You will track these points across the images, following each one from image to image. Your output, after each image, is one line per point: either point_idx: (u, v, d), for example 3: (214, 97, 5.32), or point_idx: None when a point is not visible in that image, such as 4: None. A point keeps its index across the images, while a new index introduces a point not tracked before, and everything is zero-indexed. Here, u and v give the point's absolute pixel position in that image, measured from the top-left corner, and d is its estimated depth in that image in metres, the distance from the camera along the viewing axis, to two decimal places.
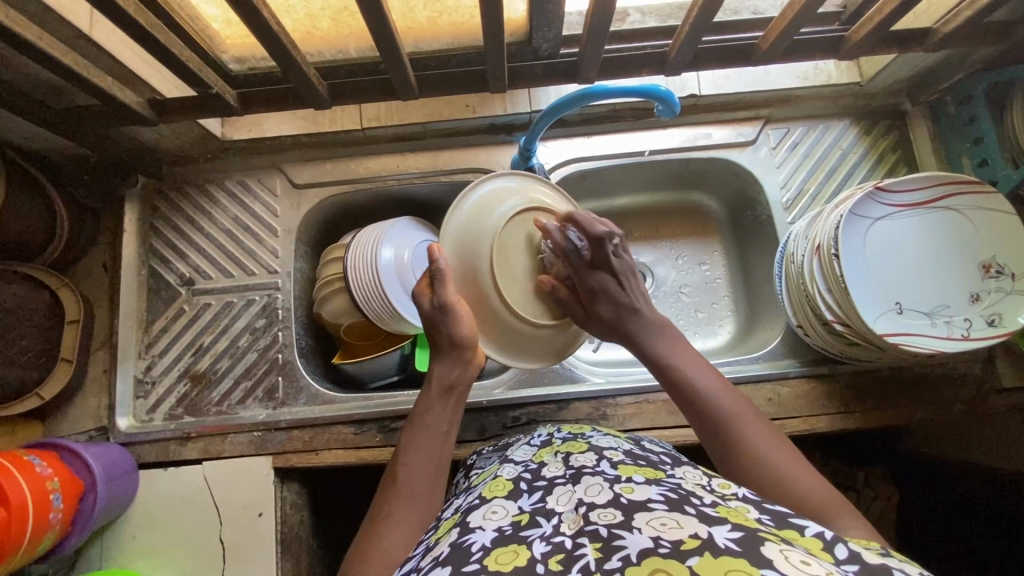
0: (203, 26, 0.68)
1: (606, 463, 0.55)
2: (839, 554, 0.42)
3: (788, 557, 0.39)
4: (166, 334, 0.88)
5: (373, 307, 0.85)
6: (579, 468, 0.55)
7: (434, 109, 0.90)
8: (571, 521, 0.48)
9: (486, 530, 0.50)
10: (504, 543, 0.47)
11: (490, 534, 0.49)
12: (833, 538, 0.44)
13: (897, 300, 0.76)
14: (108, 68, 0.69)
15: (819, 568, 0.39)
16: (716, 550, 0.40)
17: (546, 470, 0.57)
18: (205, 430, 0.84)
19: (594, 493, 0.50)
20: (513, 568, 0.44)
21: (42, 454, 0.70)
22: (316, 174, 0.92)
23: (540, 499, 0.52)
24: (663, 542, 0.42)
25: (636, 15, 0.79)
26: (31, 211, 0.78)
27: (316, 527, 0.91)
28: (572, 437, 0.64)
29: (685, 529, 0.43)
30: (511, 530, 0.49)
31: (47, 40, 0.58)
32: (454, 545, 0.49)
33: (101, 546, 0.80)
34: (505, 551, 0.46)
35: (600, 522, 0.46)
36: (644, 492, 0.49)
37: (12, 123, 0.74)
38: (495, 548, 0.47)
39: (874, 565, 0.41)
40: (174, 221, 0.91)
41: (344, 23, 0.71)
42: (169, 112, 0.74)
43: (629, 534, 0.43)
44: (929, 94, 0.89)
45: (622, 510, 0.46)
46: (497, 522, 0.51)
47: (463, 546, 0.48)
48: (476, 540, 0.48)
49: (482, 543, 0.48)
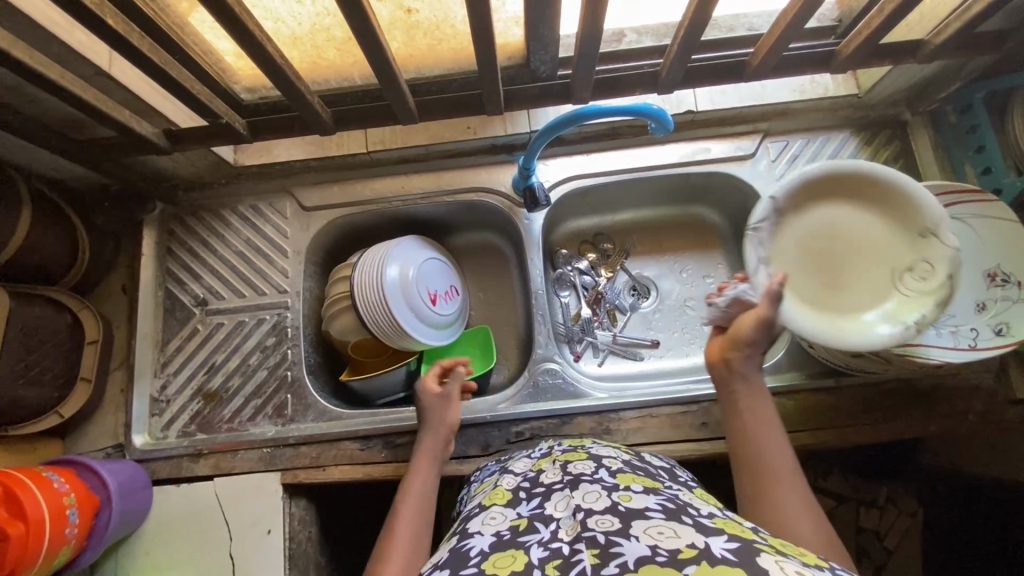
0: (216, 59, 0.72)
1: (604, 471, 0.56)
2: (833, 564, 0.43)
3: (784, 568, 0.39)
4: (180, 354, 0.91)
5: (379, 325, 0.87)
6: (576, 475, 0.56)
7: (436, 131, 0.93)
8: (569, 527, 0.48)
9: (485, 535, 0.51)
10: (501, 548, 0.47)
11: (488, 540, 0.49)
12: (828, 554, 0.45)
13: None
14: (128, 102, 0.73)
15: None
16: (713, 559, 0.40)
17: (544, 478, 0.58)
18: (217, 446, 0.86)
19: (591, 499, 0.50)
20: (510, 571, 0.44)
21: (60, 470, 0.73)
22: (324, 197, 0.95)
23: (539, 505, 0.53)
24: (660, 551, 0.42)
25: (632, 35, 0.80)
26: (56, 238, 0.82)
27: (326, 545, 0.92)
28: (572, 448, 0.64)
29: (682, 539, 0.43)
30: (509, 535, 0.49)
31: (69, 79, 0.62)
32: (454, 549, 0.50)
33: (116, 560, 0.82)
34: (503, 555, 0.46)
35: (598, 528, 0.46)
36: (642, 501, 0.49)
37: (36, 154, 0.78)
38: (494, 553, 0.47)
39: None
40: (188, 244, 0.95)
41: (349, 52, 0.75)
42: (182, 142, 0.78)
43: (626, 541, 0.44)
44: (929, 104, 0.89)
45: (620, 518, 0.47)
46: (495, 528, 0.51)
47: (461, 551, 0.49)
48: (474, 546, 0.49)
49: (481, 548, 0.48)
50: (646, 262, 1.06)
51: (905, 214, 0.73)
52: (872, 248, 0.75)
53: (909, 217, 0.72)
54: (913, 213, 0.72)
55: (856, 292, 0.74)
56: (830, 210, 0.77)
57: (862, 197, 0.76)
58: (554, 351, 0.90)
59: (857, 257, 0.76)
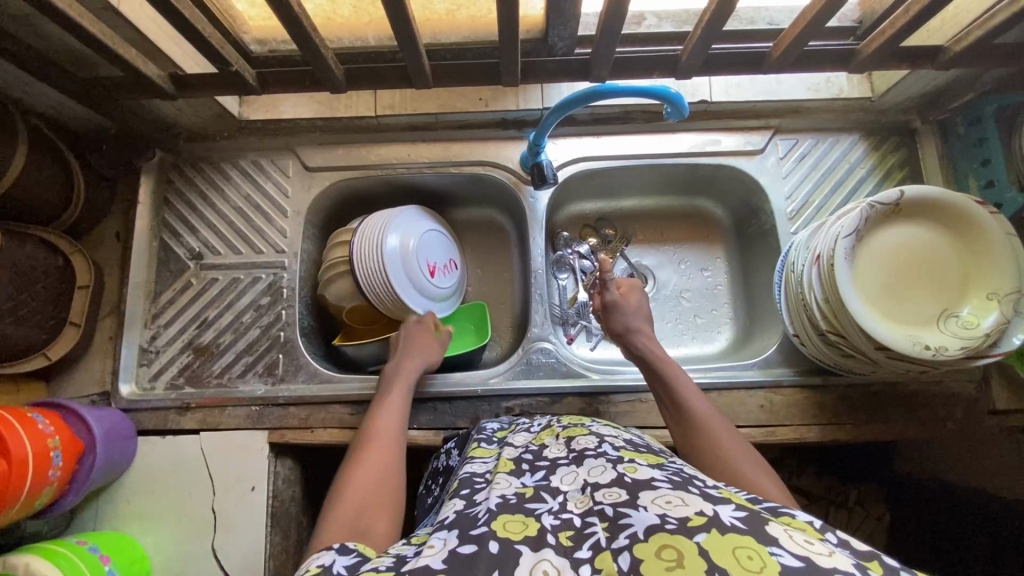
0: (228, 6, 0.70)
1: (608, 445, 0.56)
2: (831, 537, 0.41)
3: (793, 537, 0.39)
4: (173, 306, 0.90)
5: (376, 292, 0.86)
6: (580, 450, 0.56)
7: (448, 100, 0.91)
8: (579, 500, 0.48)
9: (490, 498, 0.50)
10: (510, 510, 0.47)
11: (495, 501, 0.49)
12: (823, 525, 0.43)
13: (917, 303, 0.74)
14: (135, 43, 0.71)
15: (822, 547, 0.38)
16: (722, 527, 0.40)
17: (547, 452, 0.58)
18: (205, 401, 0.86)
19: (597, 474, 0.50)
20: (523, 537, 0.44)
21: (45, 412, 0.71)
22: (328, 158, 0.94)
23: (543, 478, 0.53)
24: (669, 519, 0.41)
25: (652, 19, 0.79)
26: (50, 176, 0.80)
27: (307, 505, 0.92)
28: (572, 424, 0.65)
29: (691, 507, 0.42)
30: (516, 501, 0.49)
31: (77, 10, 0.60)
32: (459, 512, 0.49)
33: (97, 507, 0.82)
34: (513, 518, 0.46)
35: (606, 501, 0.46)
36: (647, 472, 0.49)
37: (33, 86, 0.75)
38: (502, 514, 0.47)
39: (868, 551, 0.40)
40: (186, 196, 0.93)
41: (365, 10, 0.73)
42: (188, 88, 0.76)
43: (635, 512, 0.43)
44: (940, 113, 0.90)
45: (627, 490, 0.47)
46: (502, 491, 0.51)
47: (469, 514, 0.48)
48: (481, 508, 0.48)
49: (488, 508, 0.48)
50: (646, 251, 1.06)
51: (982, 266, 0.72)
52: (935, 279, 0.74)
53: (989, 270, 0.72)
54: (992, 270, 0.71)
55: (907, 307, 0.73)
56: (921, 225, 0.75)
57: (956, 227, 0.74)
58: (549, 331, 0.91)
59: (919, 278, 0.75)
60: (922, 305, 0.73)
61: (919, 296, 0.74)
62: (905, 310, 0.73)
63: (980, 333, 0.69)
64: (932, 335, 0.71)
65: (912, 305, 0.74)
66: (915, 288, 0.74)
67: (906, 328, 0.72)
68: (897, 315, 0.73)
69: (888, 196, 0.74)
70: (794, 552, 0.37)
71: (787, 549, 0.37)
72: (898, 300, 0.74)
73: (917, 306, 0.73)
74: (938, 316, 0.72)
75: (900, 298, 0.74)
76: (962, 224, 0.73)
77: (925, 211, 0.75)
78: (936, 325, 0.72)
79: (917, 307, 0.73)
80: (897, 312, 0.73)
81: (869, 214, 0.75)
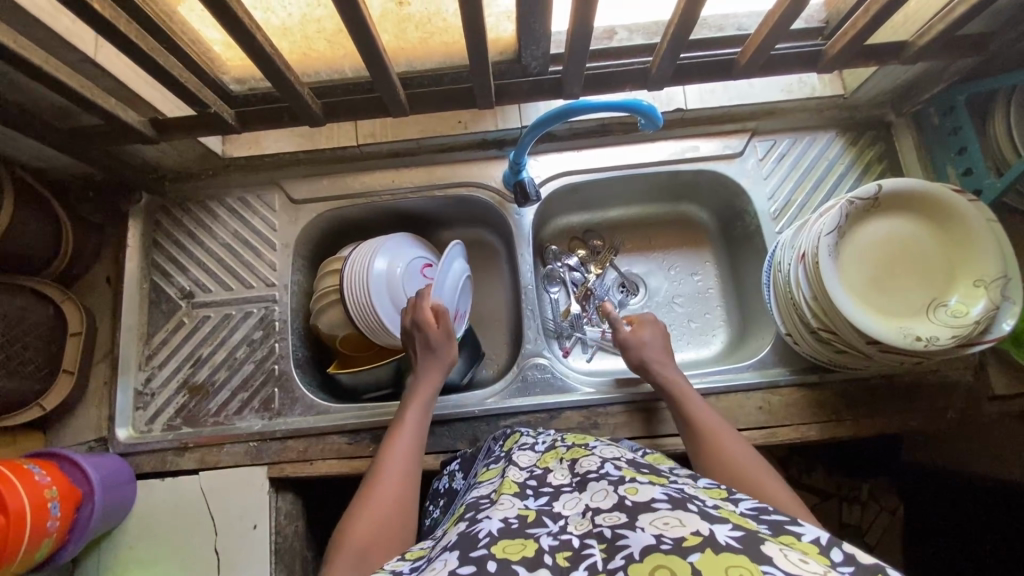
0: (204, 49, 0.71)
1: (610, 466, 0.56)
2: (834, 556, 0.41)
3: (787, 555, 0.39)
4: (166, 346, 0.90)
5: (370, 324, 0.86)
6: (584, 475, 0.56)
7: (427, 125, 0.92)
8: (579, 522, 0.48)
9: (494, 519, 0.49)
10: (510, 534, 0.47)
11: (497, 524, 0.48)
12: (828, 541, 0.42)
13: (906, 293, 0.74)
14: (114, 91, 0.72)
15: (816, 566, 0.38)
16: (716, 547, 0.40)
17: (552, 477, 0.58)
18: (202, 441, 0.86)
19: (599, 498, 0.50)
20: (520, 558, 0.44)
21: (41, 462, 0.71)
22: (313, 190, 0.95)
23: (547, 502, 0.53)
24: (665, 539, 0.41)
25: (623, 32, 0.80)
26: (38, 227, 0.81)
27: (310, 538, 0.92)
28: (576, 444, 0.65)
29: (687, 527, 0.42)
30: (517, 524, 0.48)
31: (54, 65, 0.61)
32: (463, 533, 0.48)
33: (99, 555, 0.81)
34: (513, 542, 0.46)
35: (605, 523, 0.46)
36: (648, 492, 0.48)
37: (15, 141, 0.76)
38: (503, 538, 0.46)
39: (869, 564, 0.40)
40: (174, 236, 0.94)
41: (339, 44, 0.74)
42: (169, 131, 0.77)
43: (632, 533, 0.43)
44: (912, 106, 0.91)
45: (627, 512, 0.46)
46: (504, 513, 0.50)
47: (471, 533, 0.48)
48: (482, 527, 0.48)
49: (490, 530, 0.47)
50: (634, 259, 1.07)
51: (967, 252, 0.72)
52: (922, 268, 0.75)
53: (972, 256, 0.72)
54: (977, 255, 0.72)
55: (896, 299, 0.74)
56: (904, 215, 0.76)
57: (937, 216, 0.74)
58: (543, 346, 0.90)
59: (905, 268, 0.75)
60: (913, 295, 0.74)
61: (908, 287, 0.74)
62: (895, 302, 0.74)
63: (970, 320, 0.69)
64: (924, 324, 0.71)
65: (901, 296, 0.74)
66: (903, 279, 0.75)
67: (897, 320, 0.72)
68: (887, 308, 0.73)
69: (866, 191, 0.75)
70: (786, 571, 0.37)
71: (780, 568, 0.37)
72: (887, 292, 0.74)
73: (905, 297, 0.74)
74: (929, 303, 0.72)
75: (889, 290, 0.74)
76: (944, 213, 0.74)
77: (906, 201, 0.75)
78: (927, 315, 0.72)
79: (906, 297, 0.74)
80: (887, 305, 0.73)
81: (850, 210, 0.75)
